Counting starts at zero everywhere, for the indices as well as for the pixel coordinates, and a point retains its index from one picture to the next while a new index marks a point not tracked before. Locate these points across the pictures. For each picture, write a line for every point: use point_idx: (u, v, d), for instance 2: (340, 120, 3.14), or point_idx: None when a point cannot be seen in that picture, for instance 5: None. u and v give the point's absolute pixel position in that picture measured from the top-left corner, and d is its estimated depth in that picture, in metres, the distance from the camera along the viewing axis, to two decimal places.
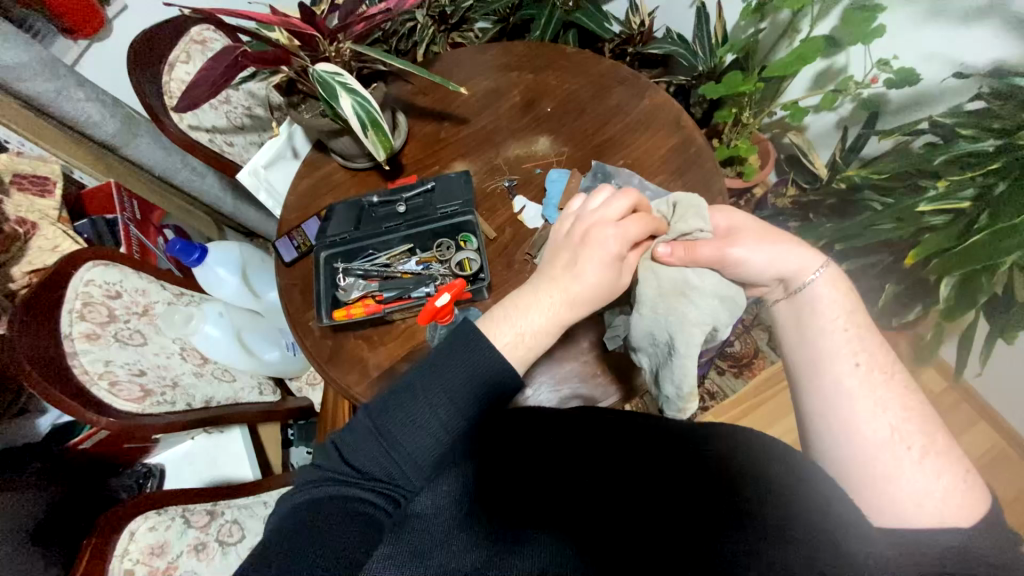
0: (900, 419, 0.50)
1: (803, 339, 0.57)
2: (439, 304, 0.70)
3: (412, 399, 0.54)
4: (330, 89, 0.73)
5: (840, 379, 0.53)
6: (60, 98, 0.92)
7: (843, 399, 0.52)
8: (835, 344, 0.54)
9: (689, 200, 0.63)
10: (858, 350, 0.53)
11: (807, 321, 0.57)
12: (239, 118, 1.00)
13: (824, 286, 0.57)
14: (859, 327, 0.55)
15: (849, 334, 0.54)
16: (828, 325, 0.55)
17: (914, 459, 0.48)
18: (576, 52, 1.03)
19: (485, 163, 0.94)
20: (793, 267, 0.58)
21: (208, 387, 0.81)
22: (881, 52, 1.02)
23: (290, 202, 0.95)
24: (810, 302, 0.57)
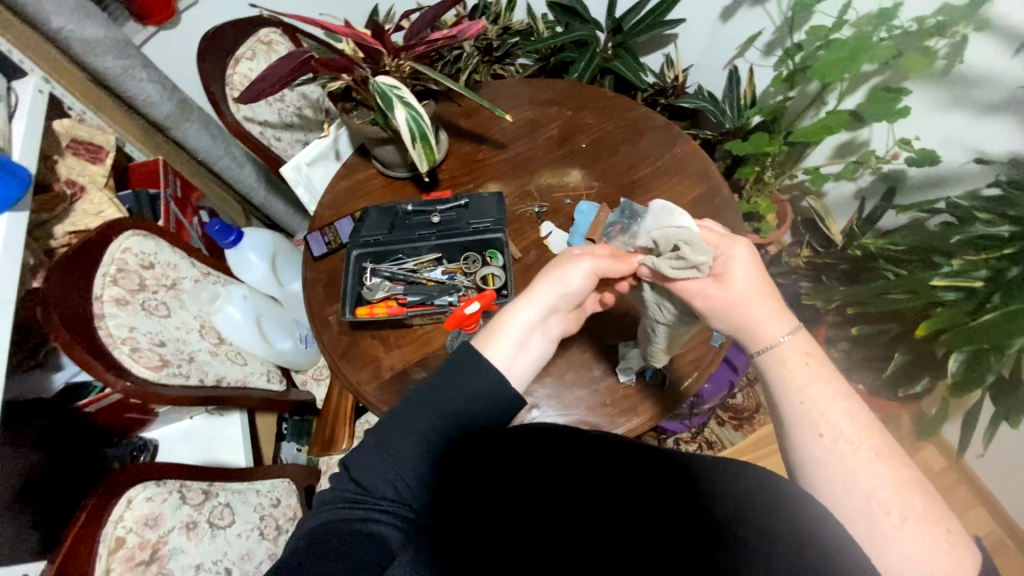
0: (876, 485, 0.48)
1: (774, 400, 0.55)
2: (468, 311, 0.73)
3: (412, 413, 0.56)
4: (387, 100, 0.77)
5: (808, 450, 0.51)
6: (125, 76, 0.98)
7: (817, 467, 0.51)
8: (800, 413, 0.52)
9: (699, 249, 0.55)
10: (821, 419, 0.51)
11: (771, 389, 0.55)
12: (290, 116, 1.05)
13: (787, 353, 0.54)
14: (829, 392, 0.52)
15: (806, 406, 0.52)
16: (796, 391, 0.53)
17: (895, 525, 0.47)
18: (613, 96, 1.09)
19: (517, 188, 0.98)
20: (758, 328, 0.55)
21: (221, 367, 0.81)
22: (904, 132, 1.07)
23: (326, 200, 0.99)
24: (773, 369, 0.55)
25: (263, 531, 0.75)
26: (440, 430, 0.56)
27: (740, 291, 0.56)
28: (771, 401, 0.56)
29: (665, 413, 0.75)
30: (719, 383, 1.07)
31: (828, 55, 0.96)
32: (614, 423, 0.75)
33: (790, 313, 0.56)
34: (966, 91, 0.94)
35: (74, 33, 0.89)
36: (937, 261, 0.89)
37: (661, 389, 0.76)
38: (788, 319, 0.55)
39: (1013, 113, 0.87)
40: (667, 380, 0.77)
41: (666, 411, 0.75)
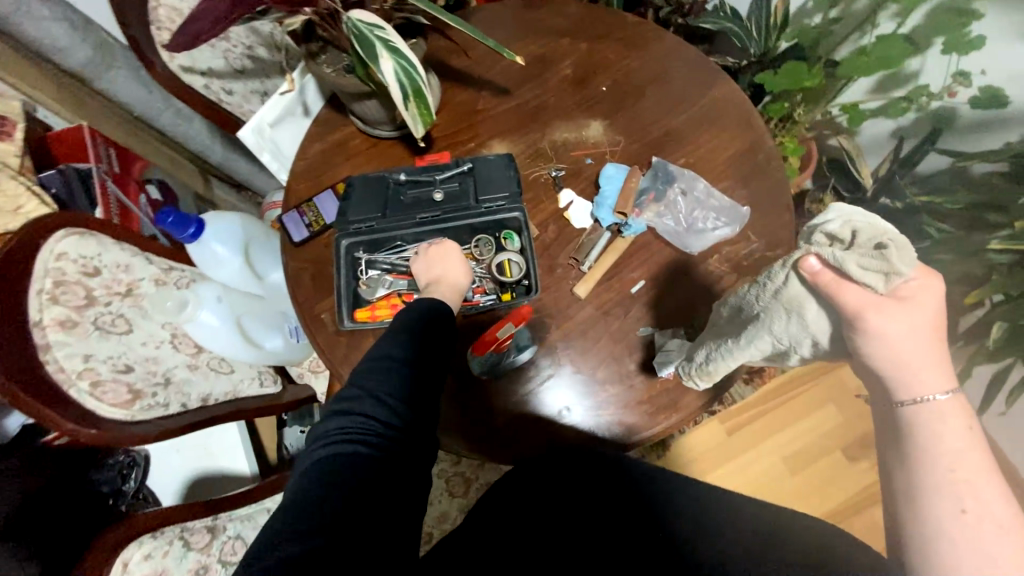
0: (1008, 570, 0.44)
1: (905, 460, 0.49)
2: (501, 332, 0.67)
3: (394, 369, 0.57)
4: (368, 46, 0.59)
5: (944, 521, 0.46)
6: (17, 14, 0.75)
7: (946, 541, 0.46)
8: (940, 484, 0.47)
9: (905, 255, 0.43)
10: (966, 492, 0.46)
11: (909, 446, 0.49)
12: (238, 60, 0.84)
13: (941, 412, 0.47)
14: (977, 466, 0.47)
15: (954, 473, 0.46)
16: (941, 455, 0.47)
17: None
18: (638, 22, 0.90)
19: (527, 146, 0.83)
20: (913, 377, 0.47)
21: (204, 382, 0.71)
22: (967, 64, 0.93)
23: (300, 169, 0.83)
24: (913, 427, 0.48)
25: None
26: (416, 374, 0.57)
27: (902, 324, 0.46)
28: (896, 456, 0.50)
29: (705, 408, 0.70)
30: None
31: None
32: (652, 422, 0.69)
33: (950, 369, 0.48)
34: None
35: None
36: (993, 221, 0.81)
37: None
38: (950, 377, 0.47)
39: None
40: None
41: (707, 404, 0.70)
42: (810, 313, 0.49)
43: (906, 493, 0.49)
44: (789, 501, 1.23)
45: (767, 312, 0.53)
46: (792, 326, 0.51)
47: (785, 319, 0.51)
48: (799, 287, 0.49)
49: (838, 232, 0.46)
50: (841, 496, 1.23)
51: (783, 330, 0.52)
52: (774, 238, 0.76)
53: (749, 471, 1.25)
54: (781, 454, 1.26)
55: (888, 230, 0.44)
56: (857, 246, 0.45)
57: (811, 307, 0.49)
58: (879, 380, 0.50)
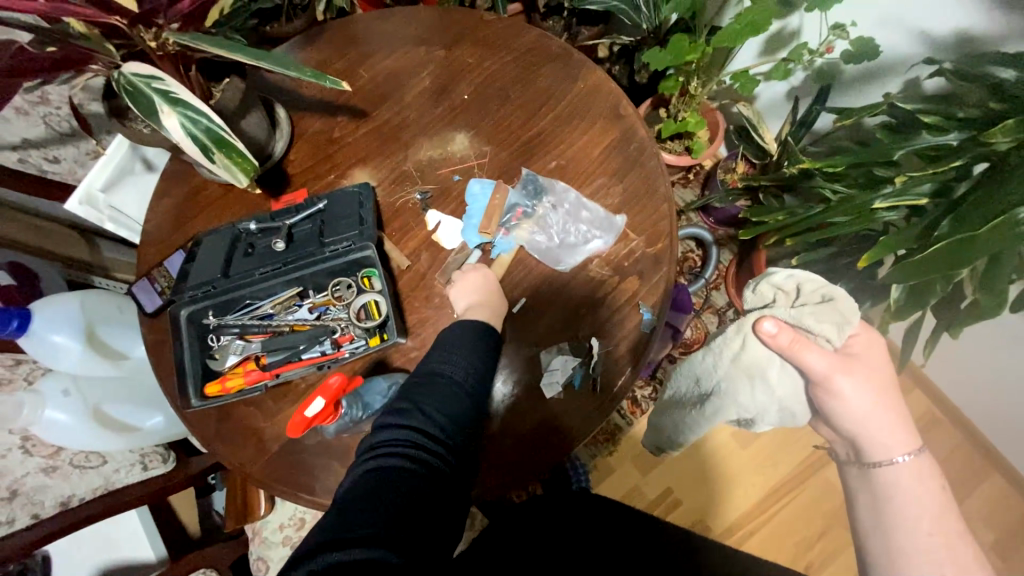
0: None
1: (879, 520, 0.57)
2: (309, 413, 0.56)
3: (447, 390, 0.58)
4: (146, 102, 0.53)
5: None
6: None
7: None
8: (911, 549, 0.53)
9: (849, 308, 0.57)
10: (945, 557, 0.52)
11: (885, 506, 0.56)
12: (63, 123, 0.78)
13: (909, 473, 0.56)
14: (944, 528, 0.53)
15: (934, 537, 0.53)
16: (917, 514, 0.55)
17: None
18: (496, 19, 0.85)
19: (391, 171, 0.78)
20: (881, 443, 0.57)
21: (65, 484, 0.66)
22: (839, 16, 0.90)
23: (150, 230, 0.77)
24: (887, 485, 0.56)
25: None
26: (469, 388, 0.59)
27: (864, 378, 0.56)
28: (869, 518, 0.57)
29: (601, 423, 0.67)
30: None
31: None
32: (545, 448, 0.66)
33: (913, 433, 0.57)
34: None
35: None
36: (878, 177, 0.79)
37: (594, 396, 0.67)
38: (912, 440, 0.56)
39: None
40: (598, 384, 0.67)
41: (603, 419, 0.67)
42: (772, 374, 0.61)
43: (872, 552, 0.56)
44: (743, 475, 1.23)
45: (725, 377, 0.64)
46: (758, 390, 0.62)
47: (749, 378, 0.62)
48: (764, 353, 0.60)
49: (787, 286, 0.62)
50: (793, 462, 1.23)
51: (749, 399, 0.63)
52: (654, 232, 0.72)
53: (701, 453, 1.24)
54: (731, 430, 1.25)
55: (830, 286, 0.59)
56: (806, 296, 0.60)
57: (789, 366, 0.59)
58: (851, 443, 0.59)
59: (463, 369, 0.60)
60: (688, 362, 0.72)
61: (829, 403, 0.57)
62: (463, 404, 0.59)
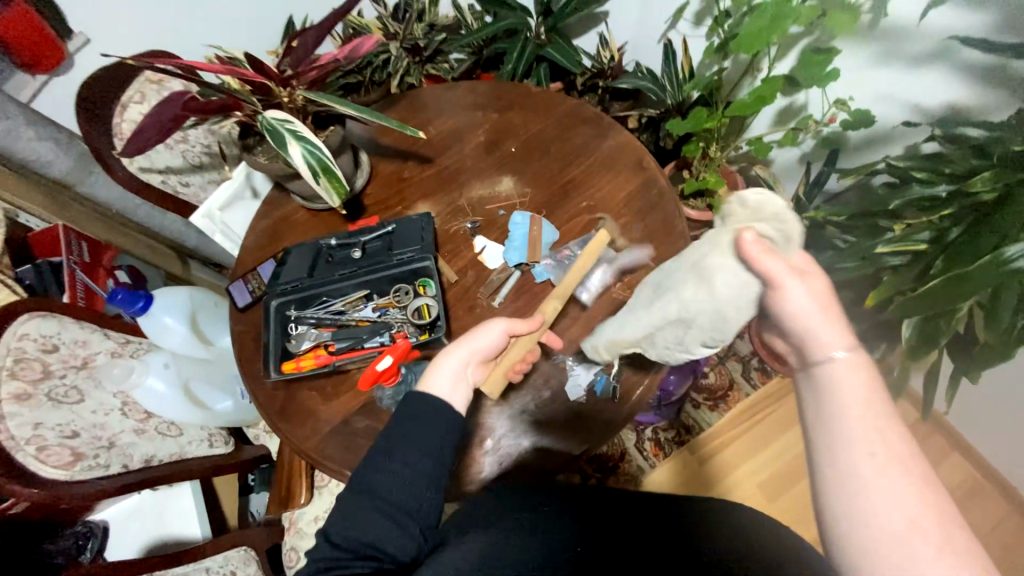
0: (921, 522, 0.40)
1: (826, 440, 0.46)
2: (380, 367, 0.72)
3: (371, 505, 0.52)
4: (279, 137, 0.70)
5: (859, 476, 0.43)
6: (11, 138, 0.95)
7: (866, 493, 0.42)
8: (850, 437, 0.44)
9: (793, 230, 0.56)
10: (883, 442, 0.43)
11: (826, 397, 0.47)
12: (197, 157, 0.97)
13: (849, 366, 0.48)
14: (898, 448, 0.43)
15: (874, 421, 0.45)
16: (860, 405, 0.46)
17: (935, 560, 0.39)
18: (541, 91, 1.04)
19: (447, 205, 0.93)
20: (814, 335, 0.51)
21: (150, 444, 0.76)
22: (839, 93, 1.03)
23: (248, 244, 0.93)
24: (829, 377, 0.48)
25: None
26: (408, 512, 0.52)
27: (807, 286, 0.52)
28: (822, 439, 0.46)
29: (618, 427, 0.73)
30: (683, 374, 1.05)
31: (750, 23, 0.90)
32: (566, 447, 0.72)
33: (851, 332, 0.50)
34: (896, 45, 0.90)
35: None
36: (882, 227, 0.87)
37: (614, 403, 0.74)
38: (849, 335, 0.49)
39: (940, 64, 0.84)
40: (618, 392, 0.75)
41: (621, 424, 0.73)
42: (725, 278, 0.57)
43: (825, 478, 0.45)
44: None
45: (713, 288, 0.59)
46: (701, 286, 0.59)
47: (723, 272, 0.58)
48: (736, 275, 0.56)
49: (751, 203, 0.59)
50: None
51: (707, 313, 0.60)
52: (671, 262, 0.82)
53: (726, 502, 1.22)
54: (756, 481, 1.23)
55: (785, 214, 0.58)
56: (768, 219, 0.58)
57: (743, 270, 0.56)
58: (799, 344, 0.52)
59: (400, 487, 0.52)
60: (658, 271, 0.69)
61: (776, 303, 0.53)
62: (395, 525, 0.52)
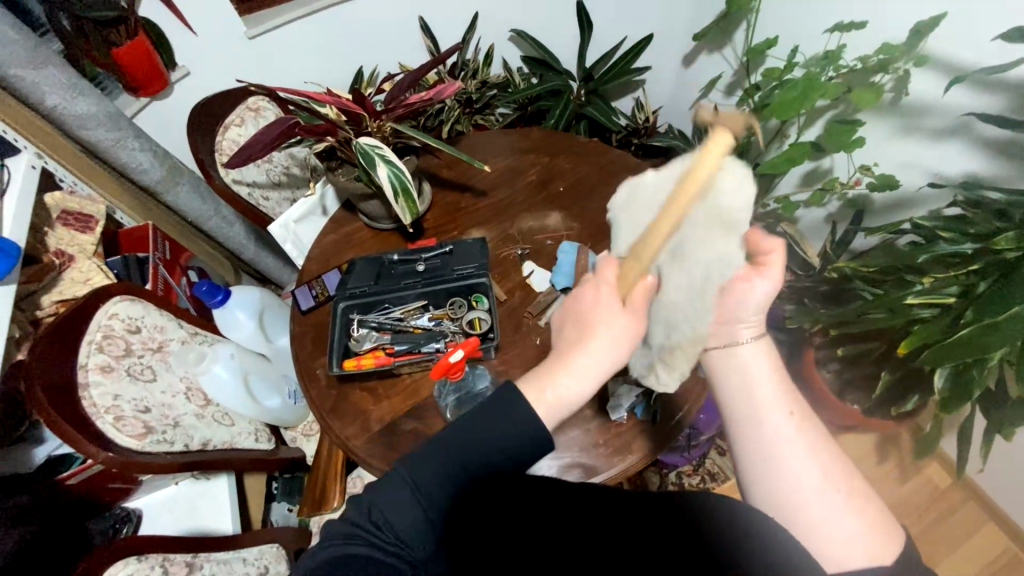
0: (824, 471, 0.52)
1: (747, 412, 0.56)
2: (452, 358, 0.69)
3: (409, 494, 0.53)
4: (369, 158, 0.81)
5: (779, 439, 0.54)
6: (117, 147, 1.03)
7: (789, 456, 0.53)
8: (767, 408, 0.55)
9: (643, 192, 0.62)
10: (785, 404, 0.55)
11: (746, 383, 0.57)
12: (277, 175, 1.11)
13: (750, 355, 0.58)
14: (801, 413, 0.55)
15: (777, 390, 0.56)
16: (762, 383, 0.57)
17: (840, 501, 0.51)
18: (589, 140, 1.14)
19: (499, 232, 1.01)
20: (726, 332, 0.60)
21: (207, 429, 0.81)
22: (863, 159, 1.13)
23: (313, 254, 1.01)
24: (737, 366, 0.58)
25: None
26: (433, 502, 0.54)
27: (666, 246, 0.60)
28: (745, 420, 0.56)
29: (659, 450, 0.75)
30: (713, 413, 1.07)
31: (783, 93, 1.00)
32: (605, 466, 0.74)
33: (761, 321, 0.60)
34: (917, 120, 1.00)
35: (67, 110, 0.94)
36: (910, 280, 0.92)
37: (653, 426, 0.77)
38: (757, 324, 0.59)
39: (960, 137, 0.93)
40: (657, 416, 0.77)
41: (659, 448, 0.75)
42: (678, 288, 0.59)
43: (748, 452, 0.55)
44: None
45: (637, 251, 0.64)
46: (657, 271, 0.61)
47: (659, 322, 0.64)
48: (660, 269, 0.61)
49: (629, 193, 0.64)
50: None
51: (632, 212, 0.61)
52: None
53: None
54: None
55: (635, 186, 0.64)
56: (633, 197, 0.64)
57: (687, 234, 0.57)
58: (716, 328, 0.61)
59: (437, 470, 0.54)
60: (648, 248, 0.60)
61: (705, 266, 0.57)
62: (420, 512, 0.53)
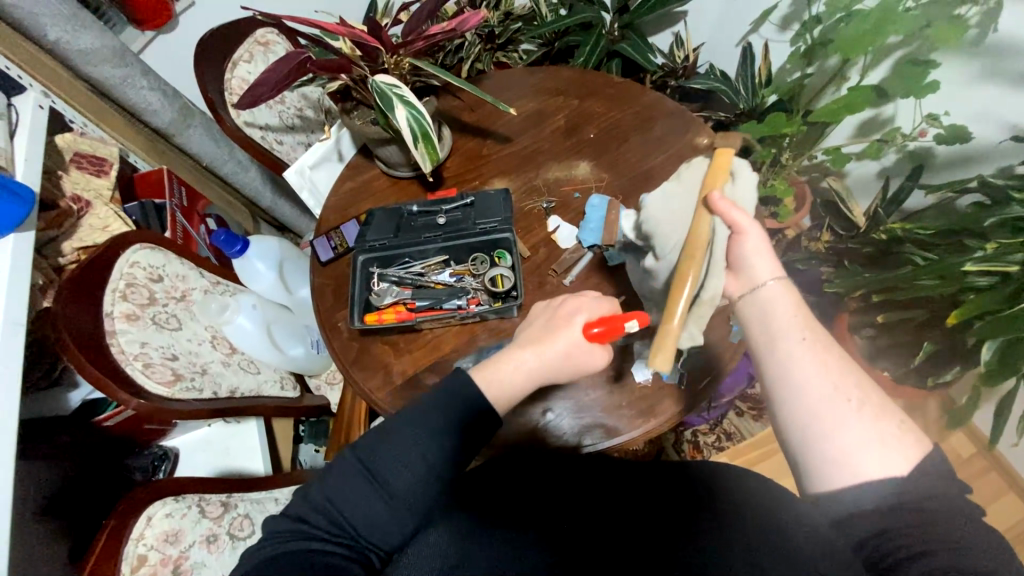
0: (838, 385, 0.51)
1: (757, 352, 0.55)
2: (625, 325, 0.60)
3: (370, 485, 0.54)
4: (387, 100, 0.75)
5: (791, 352, 0.53)
6: (125, 85, 0.98)
7: (799, 374, 0.52)
8: (785, 326, 0.54)
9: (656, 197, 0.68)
10: (803, 325, 0.53)
11: (769, 313, 0.55)
12: (290, 118, 1.06)
13: (770, 291, 0.56)
14: (818, 335, 0.53)
15: (797, 313, 0.54)
16: (782, 308, 0.55)
17: (853, 411, 0.50)
18: (623, 81, 1.03)
19: (524, 183, 0.95)
20: (749, 265, 0.57)
21: (234, 377, 0.83)
22: (932, 107, 1.01)
23: (330, 203, 0.98)
24: (758, 292, 0.56)
25: None
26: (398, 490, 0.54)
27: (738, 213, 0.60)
28: (760, 337, 0.55)
29: (682, 414, 0.74)
30: (738, 377, 1.04)
31: (852, 26, 0.88)
32: (628, 429, 0.73)
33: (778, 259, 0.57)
34: (1001, 61, 0.88)
35: (70, 44, 0.89)
36: (970, 245, 0.84)
37: (679, 388, 0.75)
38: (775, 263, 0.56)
39: None
40: (685, 378, 0.75)
41: (683, 412, 0.74)
42: (713, 284, 0.57)
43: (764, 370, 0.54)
44: None
45: (666, 260, 0.65)
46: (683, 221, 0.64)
47: (689, 336, 0.62)
48: (671, 227, 0.65)
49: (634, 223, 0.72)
50: None
51: (662, 222, 0.66)
52: None
53: None
54: None
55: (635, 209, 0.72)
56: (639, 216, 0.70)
57: (715, 224, 0.58)
58: (728, 277, 0.59)
59: (396, 455, 0.55)
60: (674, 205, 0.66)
61: (735, 249, 0.58)
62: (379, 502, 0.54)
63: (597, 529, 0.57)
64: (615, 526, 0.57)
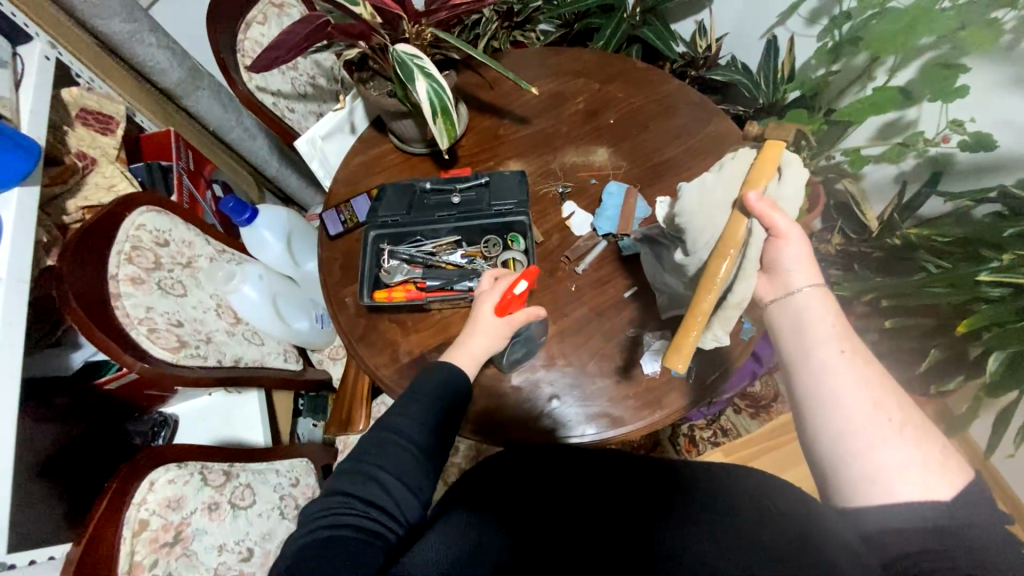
0: (874, 401, 0.51)
1: (793, 363, 0.55)
2: (517, 292, 0.64)
3: (394, 452, 0.60)
4: (407, 71, 0.72)
5: (831, 366, 0.53)
6: (133, 41, 0.95)
7: (837, 390, 0.52)
8: (824, 340, 0.54)
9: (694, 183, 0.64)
10: (842, 338, 0.53)
11: (806, 325, 0.55)
12: (302, 85, 1.03)
13: (807, 299, 0.55)
14: (858, 350, 0.53)
15: (837, 326, 0.54)
16: (822, 319, 0.55)
17: (894, 429, 0.50)
18: (646, 67, 1.01)
19: (540, 166, 0.93)
20: (784, 274, 0.57)
21: (238, 346, 0.82)
22: (959, 113, 0.99)
23: (340, 176, 0.96)
24: (796, 301, 0.56)
25: (284, 511, 0.81)
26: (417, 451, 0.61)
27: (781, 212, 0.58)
28: (795, 350, 0.55)
29: (688, 408, 0.74)
30: (742, 374, 1.04)
31: (885, 24, 0.85)
32: (634, 420, 0.73)
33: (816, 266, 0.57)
34: None
35: None
36: (985, 256, 0.84)
37: (686, 382, 0.75)
38: (813, 271, 0.56)
39: None
40: (692, 372, 0.75)
41: (690, 406, 0.74)
42: (741, 288, 0.57)
43: (801, 383, 0.54)
44: None
45: (696, 256, 0.63)
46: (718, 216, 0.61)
47: (714, 338, 0.63)
48: (704, 219, 0.62)
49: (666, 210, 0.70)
50: None
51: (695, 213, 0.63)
52: None
53: None
54: None
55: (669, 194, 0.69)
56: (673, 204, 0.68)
57: (752, 226, 0.56)
58: (759, 279, 0.59)
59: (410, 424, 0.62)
60: (709, 196, 0.62)
61: (772, 253, 0.56)
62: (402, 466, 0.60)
63: (583, 523, 0.64)
64: (598, 520, 0.64)
